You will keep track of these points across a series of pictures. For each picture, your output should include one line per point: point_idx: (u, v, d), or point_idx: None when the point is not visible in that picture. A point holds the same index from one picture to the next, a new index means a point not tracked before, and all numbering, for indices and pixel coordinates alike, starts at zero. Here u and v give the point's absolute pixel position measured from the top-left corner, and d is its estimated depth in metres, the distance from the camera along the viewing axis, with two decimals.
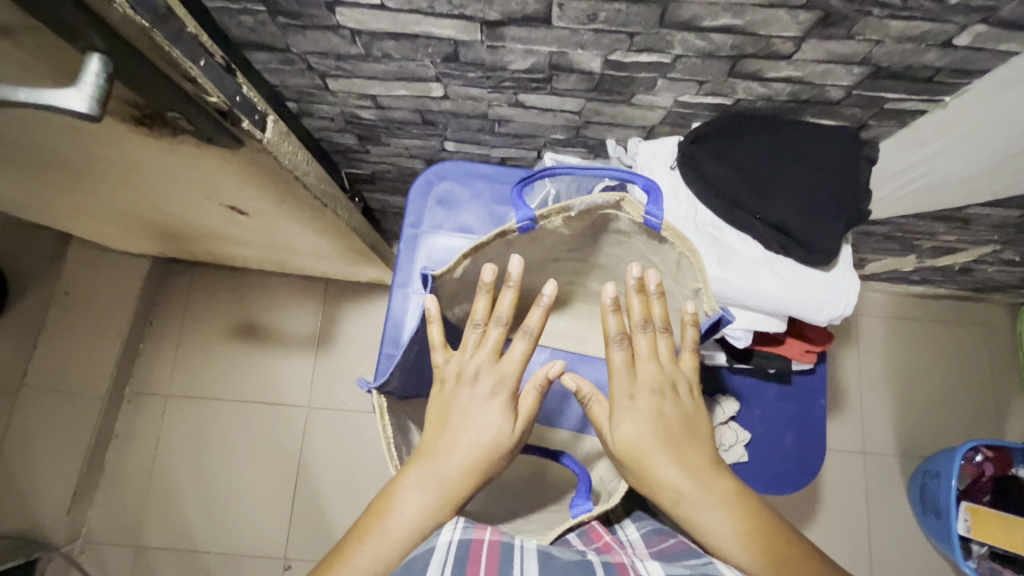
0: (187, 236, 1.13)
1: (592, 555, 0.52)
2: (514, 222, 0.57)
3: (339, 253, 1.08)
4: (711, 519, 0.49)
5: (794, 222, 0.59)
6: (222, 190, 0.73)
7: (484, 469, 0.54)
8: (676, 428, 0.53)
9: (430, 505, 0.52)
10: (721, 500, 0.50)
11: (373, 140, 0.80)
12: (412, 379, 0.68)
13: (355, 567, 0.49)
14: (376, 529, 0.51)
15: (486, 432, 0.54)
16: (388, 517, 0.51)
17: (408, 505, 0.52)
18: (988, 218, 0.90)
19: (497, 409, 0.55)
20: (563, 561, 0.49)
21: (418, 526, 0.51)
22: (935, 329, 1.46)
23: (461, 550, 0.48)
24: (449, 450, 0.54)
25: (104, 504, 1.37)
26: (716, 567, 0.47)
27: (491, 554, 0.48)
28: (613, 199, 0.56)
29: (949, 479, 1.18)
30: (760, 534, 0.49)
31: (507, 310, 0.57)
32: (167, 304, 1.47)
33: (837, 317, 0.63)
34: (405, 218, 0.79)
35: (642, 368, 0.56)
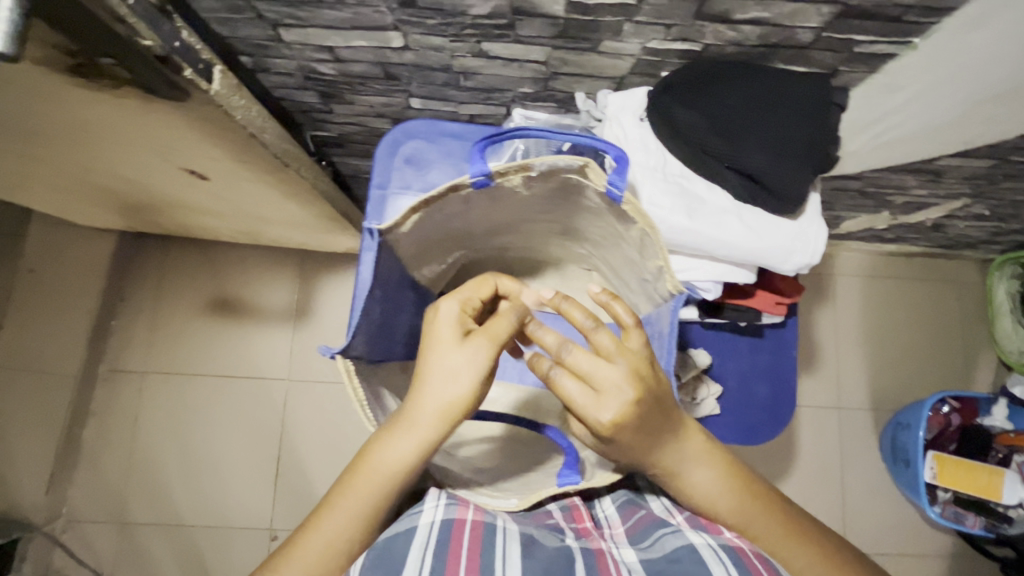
0: (152, 206, 1.09)
1: (569, 540, 0.55)
2: (469, 177, 0.55)
3: (310, 221, 1.05)
4: (698, 476, 0.57)
5: (763, 170, 0.58)
6: (180, 151, 0.70)
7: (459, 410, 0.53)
8: (649, 413, 0.52)
9: (404, 455, 0.52)
10: (705, 458, 0.57)
11: (336, 97, 0.76)
12: (382, 341, 0.66)
13: (343, 510, 0.51)
14: (361, 478, 0.52)
15: (456, 388, 0.52)
16: (372, 467, 0.52)
17: (390, 454, 0.52)
18: (959, 171, 0.91)
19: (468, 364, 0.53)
20: (546, 547, 0.52)
21: (397, 473, 0.52)
22: (907, 286, 1.49)
23: (445, 530, 0.51)
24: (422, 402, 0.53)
25: (83, 482, 1.35)
26: (683, 537, 0.53)
27: (474, 532, 0.52)
28: (576, 163, 0.54)
29: (917, 431, 1.22)
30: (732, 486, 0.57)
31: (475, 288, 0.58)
32: (137, 279, 1.43)
33: (806, 266, 0.62)
34: (373, 177, 0.77)
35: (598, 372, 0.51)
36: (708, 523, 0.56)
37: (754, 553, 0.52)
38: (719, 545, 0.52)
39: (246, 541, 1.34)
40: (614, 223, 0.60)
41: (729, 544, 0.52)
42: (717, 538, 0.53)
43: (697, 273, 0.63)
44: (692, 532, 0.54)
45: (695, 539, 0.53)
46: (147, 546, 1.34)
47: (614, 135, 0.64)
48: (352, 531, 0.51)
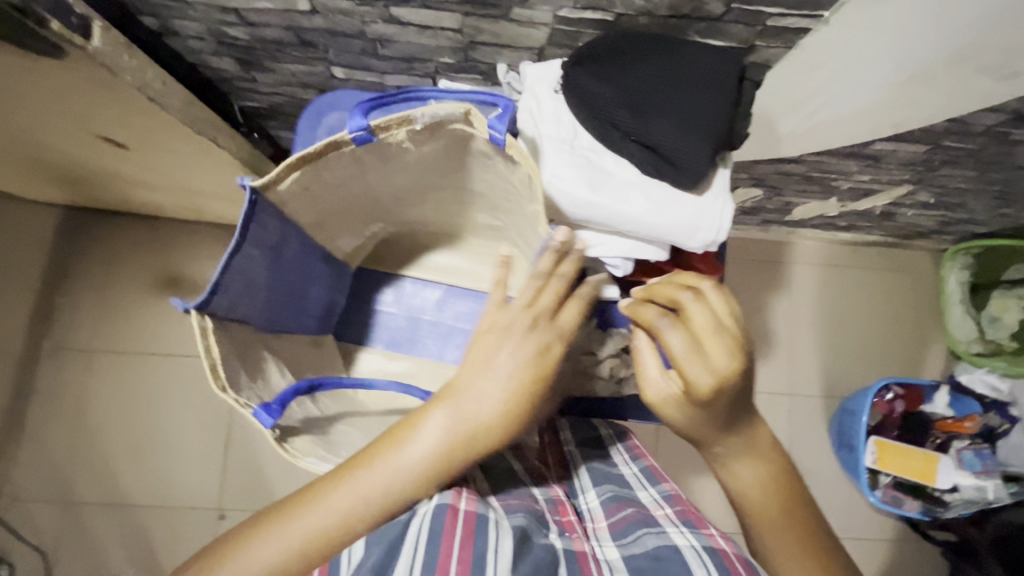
0: (84, 178, 1.05)
1: (553, 536, 0.51)
2: (348, 132, 0.52)
3: (248, 196, 1.02)
4: (745, 472, 0.57)
5: (667, 144, 0.57)
6: (84, 115, 0.68)
7: (522, 400, 0.50)
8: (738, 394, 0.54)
9: (447, 443, 0.49)
10: (758, 457, 0.58)
11: (256, 65, 0.74)
12: (273, 306, 0.64)
13: (370, 480, 0.48)
14: (395, 451, 0.49)
15: (524, 371, 0.51)
16: (411, 441, 0.49)
17: (434, 435, 0.49)
18: (896, 155, 0.90)
19: (528, 353, 0.51)
20: (535, 544, 0.47)
21: (432, 464, 0.48)
22: (861, 275, 1.50)
23: (434, 518, 0.47)
24: (476, 383, 0.50)
25: (27, 461, 1.33)
26: (667, 538, 0.50)
27: (465, 522, 0.46)
28: (457, 111, 0.51)
29: (861, 416, 1.24)
30: (773, 491, 0.57)
31: (546, 268, 0.55)
32: (83, 255, 1.39)
33: (713, 244, 0.61)
34: (295, 148, 0.75)
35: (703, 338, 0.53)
36: (694, 518, 0.54)
37: (738, 558, 0.48)
38: (704, 547, 0.49)
39: (194, 521, 1.34)
40: (499, 161, 0.56)
41: (712, 544, 0.49)
42: (700, 539, 0.50)
43: (605, 248, 0.62)
44: (676, 532, 0.51)
45: (679, 541, 0.49)
46: (93, 525, 1.32)
47: (528, 107, 0.62)
48: (376, 504, 0.48)
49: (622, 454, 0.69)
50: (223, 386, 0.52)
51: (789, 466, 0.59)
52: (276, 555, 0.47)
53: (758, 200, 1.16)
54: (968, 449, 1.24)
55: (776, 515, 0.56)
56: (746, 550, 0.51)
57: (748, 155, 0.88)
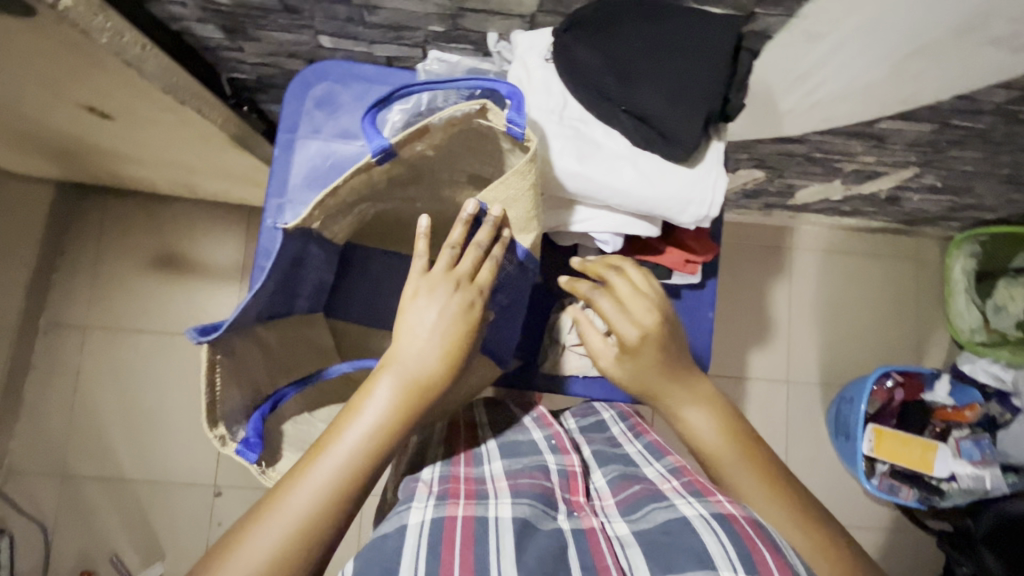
0: (75, 152, 1.04)
1: (561, 519, 0.49)
2: (371, 154, 0.54)
3: (239, 172, 1.01)
4: (693, 416, 0.59)
5: (658, 114, 0.55)
6: (65, 82, 0.66)
7: (458, 343, 0.53)
8: (669, 344, 0.60)
9: (398, 398, 0.50)
10: (702, 399, 0.59)
11: (241, 33, 0.72)
12: (280, 294, 0.63)
13: (337, 454, 0.47)
14: (349, 423, 0.48)
15: (452, 321, 0.53)
16: (361, 410, 0.49)
17: (387, 394, 0.49)
18: (903, 135, 0.88)
19: (454, 306, 0.54)
20: (541, 533, 0.46)
21: (387, 420, 0.49)
22: (865, 262, 1.47)
23: (435, 530, 0.46)
24: (411, 341, 0.52)
25: (24, 435, 1.34)
26: (675, 510, 0.48)
27: (465, 530, 0.46)
28: (474, 107, 0.52)
29: (859, 404, 1.23)
30: (725, 428, 0.58)
31: (456, 242, 0.55)
32: (79, 232, 1.39)
33: (705, 219, 0.59)
34: (282, 120, 0.74)
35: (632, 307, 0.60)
36: (701, 487, 0.52)
37: (747, 520, 0.47)
38: (714, 516, 0.47)
39: (190, 497, 1.35)
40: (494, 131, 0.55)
41: (721, 512, 0.48)
42: (709, 508, 0.48)
43: (595, 224, 0.61)
44: (683, 503, 0.49)
45: (688, 512, 0.48)
46: (90, 500, 1.34)
47: (518, 76, 0.60)
48: (349, 474, 0.47)
49: (624, 432, 0.66)
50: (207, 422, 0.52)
51: (734, 409, 0.60)
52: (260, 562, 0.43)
53: (760, 183, 1.14)
54: (967, 438, 1.22)
55: (731, 457, 0.56)
56: (758, 517, 0.49)
57: (749, 134, 0.85)
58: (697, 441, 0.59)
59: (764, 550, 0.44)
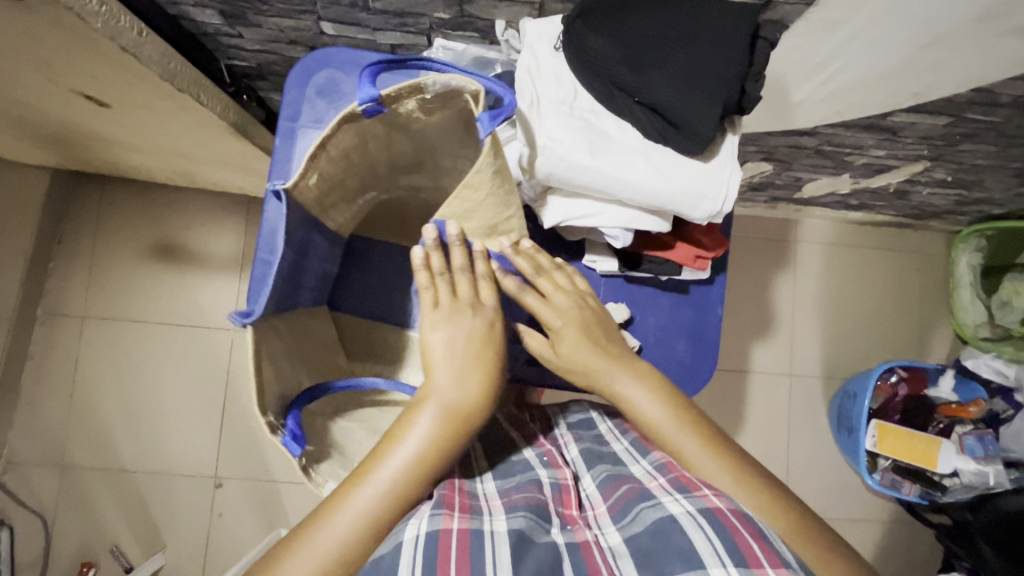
0: (70, 139, 1.02)
1: (555, 532, 0.49)
2: (357, 104, 0.50)
3: (239, 160, 0.99)
4: (631, 392, 0.58)
5: (672, 106, 0.53)
6: (58, 68, 0.64)
7: (490, 373, 0.54)
8: (596, 329, 0.62)
9: (440, 430, 0.50)
10: (638, 376, 0.59)
11: (240, 18, 0.70)
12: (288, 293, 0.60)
13: (378, 483, 0.47)
14: (391, 453, 0.48)
15: (482, 352, 0.54)
16: (402, 441, 0.49)
17: (428, 426, 0.50)
18: (915, 128, 0.86)
19: (483, 340, 0.55)
20: (537, 550, 0.45)
21: (429, 450, 0.49)
22: (870, 256, 1.46)
23: (430, 543, 0.44)
24: (448, 374, 0.52)
25: (24, 425, 1.33)
26: (663, 509, 0.48)
27: (460, 544, 0.44)
28: (468, 85, 0.50)
29: (862, 399, 1.22)
30: (670, 402, 0.57)
31: (441, 266, 0.58)
32: (76, 221, 1.37)
33: (718, 215, 0.58)
34: (283, 109, 0.72)
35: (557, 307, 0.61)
36: (687, 483, 0.51)
37: (733, 513, 0.47)
38: (700, 511, 0.47)
39: (190, 488, 1.35)
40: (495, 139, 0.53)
41: (707, 506, 0.47)
42: (696, 503, 0.48)
43: (607, 218, 0.58)
44: (671, 501, 0.49)
45: (674, 509, 0.48)
46: (90, 490, 1.33)
47: (526, 64, 0.58)
48: (391, 505, 0.47)
49: (611, 431, 0.66)
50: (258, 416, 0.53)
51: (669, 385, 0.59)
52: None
53: (767, 176, 1.12)
54: (970, 434, 1.22)
55: (672, 425, 0.56)
56: (744, 509, 0.49)
57: (759, 126, 0.84)
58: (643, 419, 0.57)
59: (753, 542, 0.44)
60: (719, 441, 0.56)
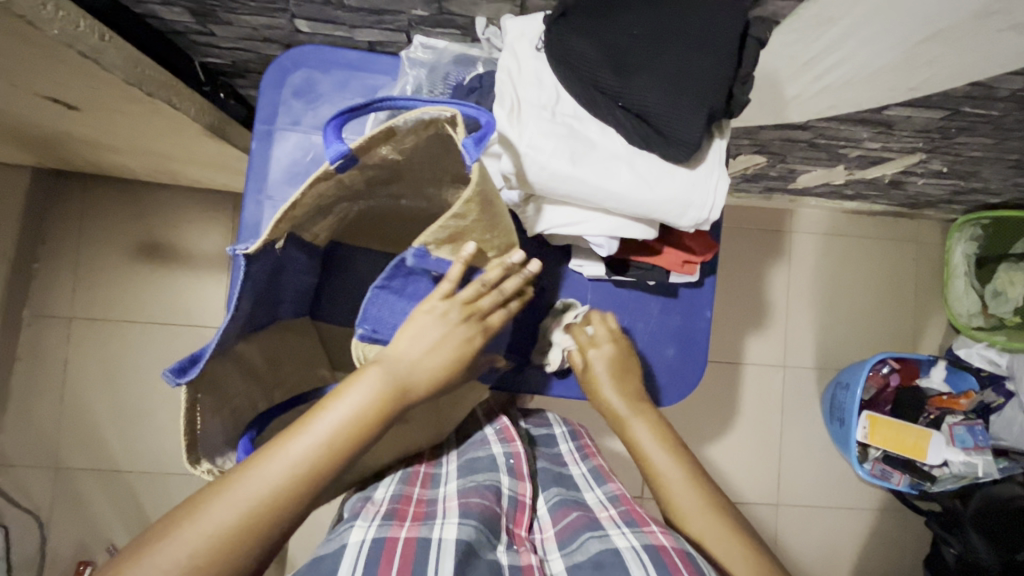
0: (46, 139, 0.99)
1: (501, 549, 0.51)
2: (327, 161, 0.49)
3: (217, 160, 0.96)
4: (642, 431, 0.62)
5: (659, 112, 0.51)
6: (20, 73, 0.62)
7: (447, 349, 0.55)
8: (621, 361, 0.66)
9: (382, 394, 0.51)
10: (649, 420, 0.63)
11: (209, 17, 0.67)
12: (263, 309, 0.60)
13: (317, 433, 0.48)
14: (331, 408, 0.50)
15: (452, 335, 0.55)
16: (344, 398, 0.50)
17: (374, 388, 0.51)
18: (910, 121, 0.84)
19: (455, 317, 0.55)
20: (479, 564, 0.47)
21: (367, 413, 0.50)
22: (864, 246, 1.45)
23: (374, 548, 0.48)
24: (406, 349, 0.53)
25: (16, 427, 1.32)
26: (608, 541, 0.50)
27: (404, 552, 0.47)
28: (440, 116, 0.48)
29: (854, 389, 1.23)
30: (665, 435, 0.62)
31: (457, 278, 0.54)
32: (58, 220, 1.34)
33: (705, 223, 0.56)
34: (258, 111, 0.70)
35: (597, 333, 0.67)
36: (637, 516, 0.54)
37: (676, 549, 0.49)
38: (643, 547, 0.49)
39: (187, 486, 1.35)
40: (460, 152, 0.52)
41: (653, 543, 0.49)
42: (642, 539, 0.50)
43: (586, 227, 0.57)
44: (617, 534, 0.51)
45: (619, 543, 0.50)
46: (84, 490, 1.34)
47: (507, 67, 0.56)
48: (321, 457, 0.48)
49: (572, 453, 0.70)
50: (192, 465, 0.52)
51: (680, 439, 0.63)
52: (219, 530, 0.44)
53: (760, 168, 1.10)
54: (961, 424, 1.20)
55: (667, 455, 0.60)
56: (688, 547, 0.50)
57: (751, 121, 0.82)
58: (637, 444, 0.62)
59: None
60: (719, 502, 0.57)
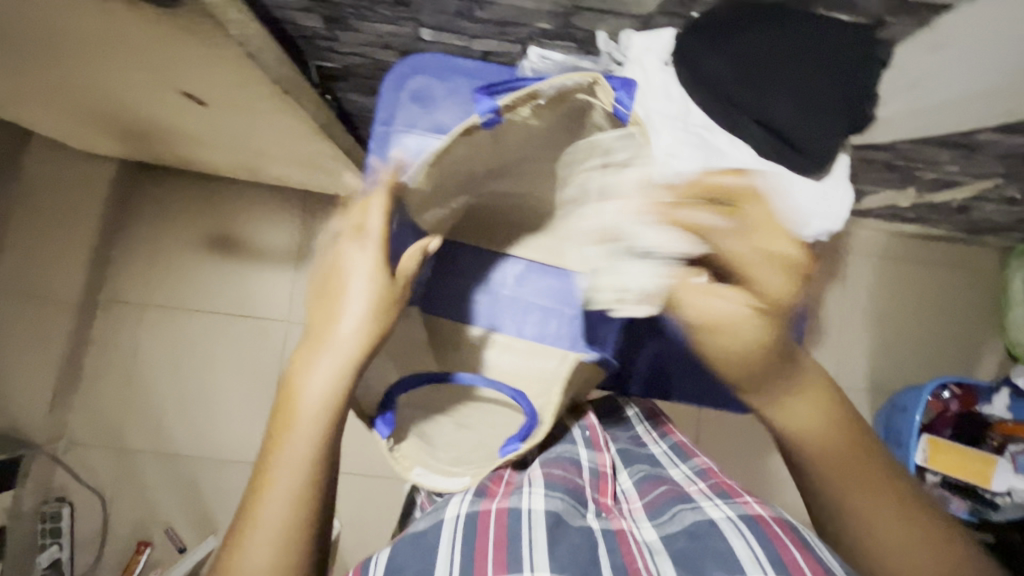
0: (148, 133, 1.05)
1: (591, 517, 0.54)
2: (479, 116, 0.57)
3: (310, 159, 1.01)
4: (856, 500, 0.53)
5: (790, 126, 0.59)
6: (171, 68, 0.67)
7: (371, 311, 0.57)
8: (838, 443, 0.55)
9: (337, 369, 0.53)
10: (864, 483, 0.53)
11: (340, 23, 0.71)
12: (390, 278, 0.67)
13: (301, 431, 0.50)
14: (296, 404, 0.51)
15: (367, 295, 0.57)
16: (307, 382, 0.52)
17: (352, 334, 0.55)
18: (996, 145, 0.86)
19: (371, 267, 0.58)
20: (570, 525, 0.51)
21: (333, 393, 0.52)
22: (921, 270, 1.45)
23: (468, 522, 0.51)
24: (343, 305, 0.56)
25: (85, 407, 1.37)
26: (702, 512, 0.51)
27: (498, 522, 0.51)
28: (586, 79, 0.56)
29: (913, 414, 1.24)
30: (841, 412, 0.55)
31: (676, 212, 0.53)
32: (135, 211, 1.41)
33: (811, 228, 0.66)
34: (378, 113, 0.74)
35: (813, 393, 0.55)
36: (728, 489, 0.55)
37: (776, 521, 0.49)
38: (740, 517, 0.50)
39: (243, 474, 1.38)
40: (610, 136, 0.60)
41: (748, 512, 0.50)
42: (737, 509, 0.51)
43: None
44: (709, 505, 0.52)
45: (714, 513, 0.51)
46: (144, 471, 1.37)
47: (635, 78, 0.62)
48: (331, 404, 0.52)
49: (651, 433, 0.73)
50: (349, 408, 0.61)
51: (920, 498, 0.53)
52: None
53: None
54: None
55: (886, 511, 0.52)
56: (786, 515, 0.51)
57: None
58: (816, 445, 0.55)
59: (787, 540, 0.46)
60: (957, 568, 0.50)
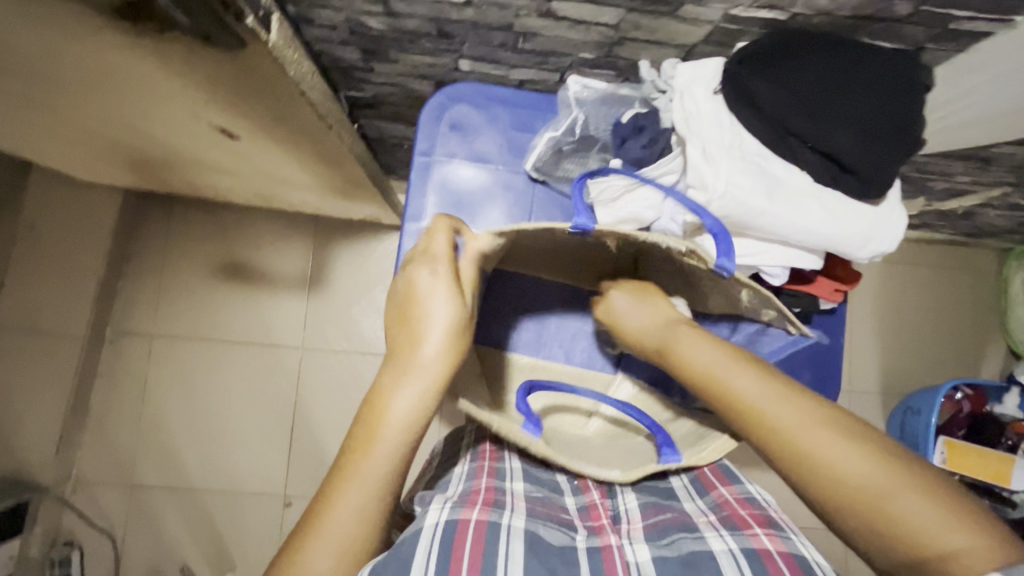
0: (165, 164, 1.03)
1: (580, 539, 0.52)
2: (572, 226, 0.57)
3: (334, 187, 1.00)
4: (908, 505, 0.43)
5: (848, 152, 0.55)
6: (211, 106, 0.67)
7: (450, 332, 0.56)
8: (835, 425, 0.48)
9: (421, 394, 0.53)
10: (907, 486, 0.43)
11: (378, 55, 0.71)
12: None
13: (383, 453, 0.51)
14: (380, 422, 0.52)
15: (444, 320, 0.56)
16: (391, 404, 0.52)
17: (435, 359, 0.55)
18: (1009, 157, 0.89)
19: (449, 295, 0.57)
20: (551, 545, 0.49)
21: (417, 418, 0.53)
22: (925, 274, 1.49)
23: (446, 534, 0.47)
24: (423, 330, 0.56)
25: (93, 445, 1.34)
26: (704, 543, 0.51)
27: (476, 532, 0.47)
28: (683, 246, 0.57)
29: (929, 415, 1.24)
30: (843, 432, 0.47)
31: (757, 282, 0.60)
32: (142, 241, 1.38)
33: (881, 254, 0.61)
34: (417, 145, 0.74)
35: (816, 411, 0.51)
36: (738, 521, 0.54)
37: (782, 555, 0.49)
38: (741, 550, 0.49)
39: (259, 507, 1.34)
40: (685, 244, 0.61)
41: (755, 546, 0.50)
42: (741, 542, 0.51)
43: (765, 258, 0.61)
44: (713, 537, 0.52)
45: (716, 546, 0.50)
46: (157, 510, 1.33)
47: (686, 110, 0.60)
48: (416, 426, 0.53)
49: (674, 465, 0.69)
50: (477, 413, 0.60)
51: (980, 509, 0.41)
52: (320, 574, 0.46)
53: None
54: None
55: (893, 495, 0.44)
56: (802, 552, 0.50)
57: None
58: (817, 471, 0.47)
59: None
60: None
